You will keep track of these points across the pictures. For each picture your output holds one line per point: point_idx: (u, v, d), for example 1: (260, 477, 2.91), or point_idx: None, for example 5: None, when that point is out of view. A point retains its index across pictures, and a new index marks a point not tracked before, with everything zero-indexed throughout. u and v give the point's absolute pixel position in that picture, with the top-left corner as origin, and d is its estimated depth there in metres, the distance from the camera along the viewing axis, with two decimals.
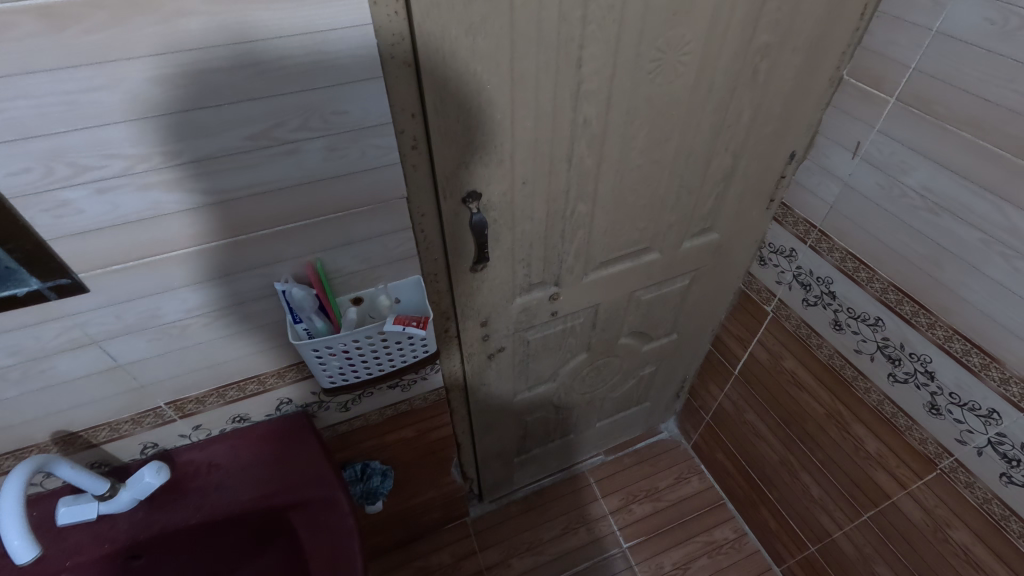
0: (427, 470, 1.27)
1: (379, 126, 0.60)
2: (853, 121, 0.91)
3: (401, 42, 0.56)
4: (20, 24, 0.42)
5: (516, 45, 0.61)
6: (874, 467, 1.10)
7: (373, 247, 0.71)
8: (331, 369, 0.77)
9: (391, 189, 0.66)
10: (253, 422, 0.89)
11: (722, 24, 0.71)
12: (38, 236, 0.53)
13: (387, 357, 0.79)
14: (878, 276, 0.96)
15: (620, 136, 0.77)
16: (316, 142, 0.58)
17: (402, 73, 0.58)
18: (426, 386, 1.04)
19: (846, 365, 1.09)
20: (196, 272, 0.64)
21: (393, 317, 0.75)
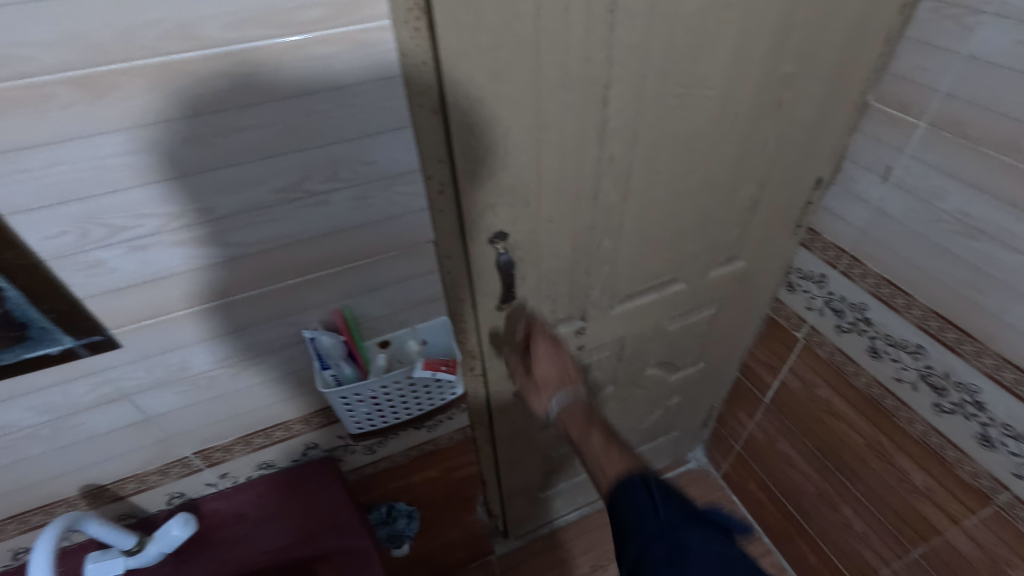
0: (453, 508, 1.24)
1: (407, 174, 0.60)
2: (881, 145, 0.90)
3: (429, 91, 0.56)
4: (61, 94, 0.43)
5: (541, 88, 0.61)
6: (922, 501, 1.05)
7: (399, 291, 0.71)
8: (359, 415, 0.76)
9: (418, 234, 0.66)
10: (279, 467, 0.88)
11: (746, 57, 0.70)
12: (73, 295, 0.53)
13: (414, 401, 0.78)
14: (916, 302, 0.93)
15: (645, 171, 0.76)
16: (345, 193, 0.58)
17: (429, 121, 0.58)
18: (451, 426, 1.02)
19: (887, 395, 1.05)
20: (225, 323, 0.64)
21: (423, 362, 0.74)
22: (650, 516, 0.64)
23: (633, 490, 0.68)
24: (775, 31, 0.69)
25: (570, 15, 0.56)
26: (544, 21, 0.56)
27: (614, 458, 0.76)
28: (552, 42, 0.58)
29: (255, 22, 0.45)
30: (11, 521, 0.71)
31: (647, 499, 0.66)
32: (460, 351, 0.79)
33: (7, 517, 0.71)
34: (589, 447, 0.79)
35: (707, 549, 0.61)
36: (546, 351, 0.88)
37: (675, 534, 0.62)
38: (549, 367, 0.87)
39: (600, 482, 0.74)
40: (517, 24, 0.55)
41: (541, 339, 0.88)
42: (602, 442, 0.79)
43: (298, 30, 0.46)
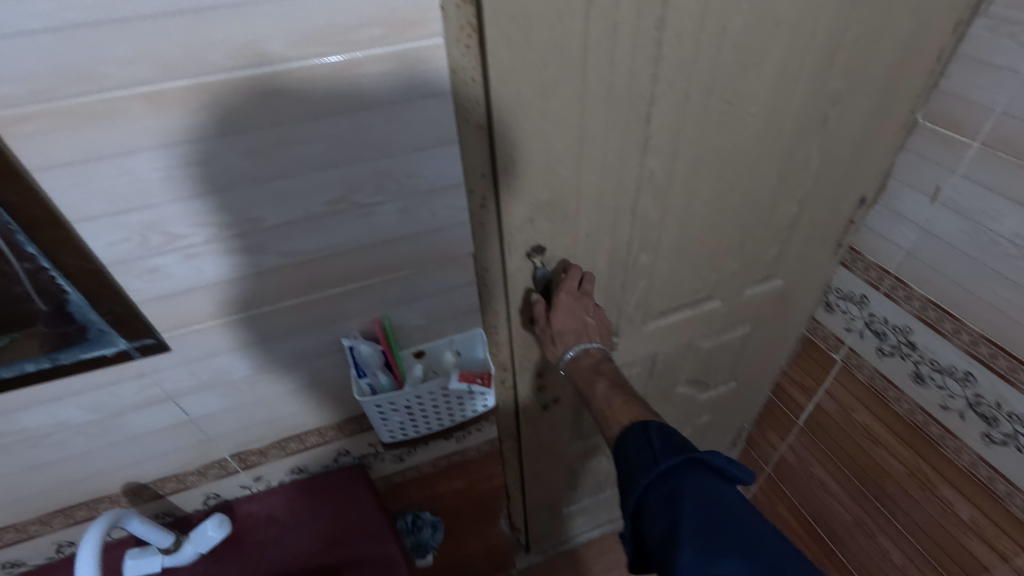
0: (477, 520, 1.23)
1: (451, 188, 0.61)
2: (930, 165, 0.87)
3: (477, 107, 0.57)
4: (133, 108, 0.44)
5: (586, 105, 0.61)
6: (968, 536, 1.00)
7: (437, 302, 0.71)
8: (393, 424, 0.76)
9: (458, 247, 0.67)
10: (311, 472, 0.89)
11: (793, 74, 0.69)
12: (130, 300, 0.55)
13: (447, 412, 0.78)
14: (965, 327, 0.89)
15: (686, 187, 0.76)
16: (391, 205, 0.59)
17: (474, 136, 0.59)
18: (480, 437, 1.01)
19: (931, 422, 1.01)
20: (269, 329, 0.65)
21: (458, 373, 0.74)
22: (648, 465, 0.60)
23: (634, 440, 0.64)
24: (823, 49, 0.68)
25: (618, 33, 0.56)
26: (591, 39, 0.56)
27: (620, 407, 0.71)
28: (599, 60, 0.58)
29: (314, 40, 0.46)
30: (58, 515, 0.74)
31: (645, 449, 0.62)
32: (493, 363, 0.79)
33: (54, 511, 0.73)
34: (592, 397, 0.75)
35: (705, 487, 0.55)
36: (568, 303, 0.77)
37: (669, 478, 0.58)
38: (569, 320, 0.78)
39: (605, 432, 0.71)
40: (565, 42, 0.55)
41: (566, 296, 0.76)
42: (606, 391, 0.74)
43: (354, 48, 0.48)
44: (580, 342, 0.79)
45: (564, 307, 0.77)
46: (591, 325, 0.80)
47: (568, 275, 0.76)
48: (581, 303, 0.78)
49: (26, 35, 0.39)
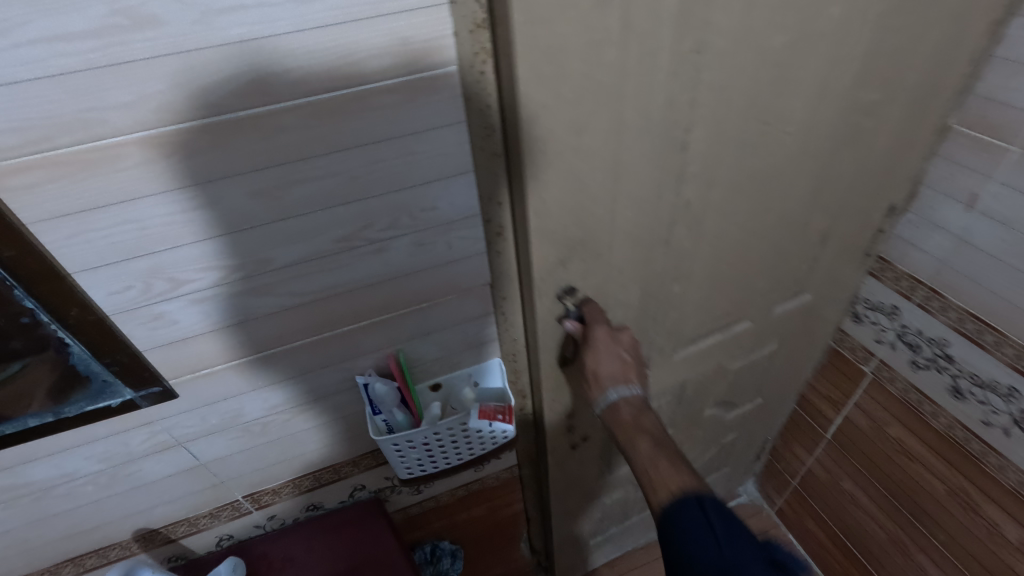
0: (497, 545, 1.20)
1: (466, 219, 0.58)
2: (965, 171, 0.83)
3: (492, 134, 0.53)
4: (131, 154, 0.42)
5: (623, 138, 0.56)
6: (1017, 557, 0.95)
7: (453, 333, 0.69)
8: (410, 460, 0.73)
9: (475, 277, 0.64)
10: (326, 508, 0.87)
11: (831, 89, 0.65)
12: (134, 349, 0.53)
13: (466, 447, 0.75)
14: (1008, 340, 0.85)
15: (721, 212, 0.72)
16: (405, 239, 0.56)
17: (491, 164, 0.56)
18: (499, 464, 0.98)
19: (972, 439, 0.96)
20: (280, 370, 0.62)
21: (476, 409, 0.70)
22: (706, 551, 0.55)
23: (688, 517, 0.59)
24: (860, 59, 0.64)
25: (657, 58, 0.52)
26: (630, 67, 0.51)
27: (667, 469, 0.65)
28: (636, 88, 0.53)
29: (320, 74, 0.43)
30: (67, 564, 0.71)
31: (702, 530, 0.57)
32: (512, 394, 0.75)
33: (64, 560, 0.71)
34: (635, 454, 0.68)
35: None
36: (604, 339, 0.71)
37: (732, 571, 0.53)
38: (607, 361, 0.71)
39: (650, 498, 0.64)
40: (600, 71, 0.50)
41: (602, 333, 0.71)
42: (649, 449, 0.68)
43: (363, 80, 0.45)
44: (620, 383, 0.72)
45: (600, 346, 0.71)
46: (629, 364, 0.73)
47: (589, 309, 0.70)
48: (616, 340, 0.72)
49: (18, 83, 0.37)
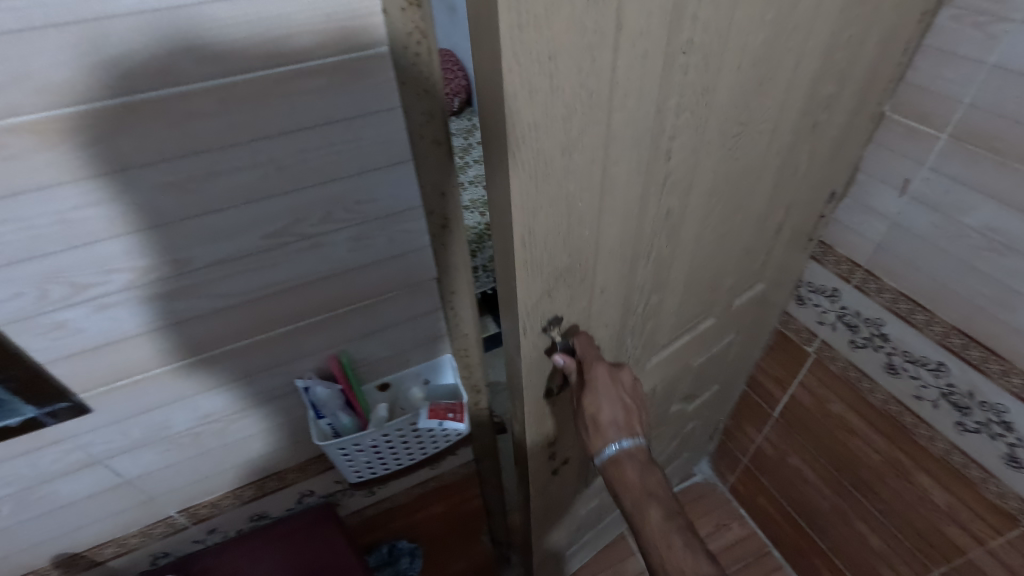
0: (458, 541, 1.19)
1: (408, 211, 0.55)
2: (899, 157, 0.86)
3: (431, 121, 0.50)
4: (10, 143, 0.37)
5: (611, 152, 0.52)
6: (945, 520, 1.02)
7: (400, 331, 0.66)
8: (360, 464, 0.70)
9: (420, 272, 0.61)
10: (273, 516, 0.82)
11: (794, 84, 0.65)
12: (34, 361, 0.47)
13: (418, 447, 0.73)
14: (937, 319, 0.89)
15: (698, 218, 0.71)
16: (343, 233, 0.53)
17: (433, 152, 0.52)
18: (456, 461, 0.96)
19: (905, 412, 1.02)
20: (211, 378, 0.58)
21: (426, 408, 0.68)
22: None
23: None
24: (820, 52, 0.64)
25: (647, 64, 0.48)
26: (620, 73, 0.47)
27: (681, 551, 0.64)
28: (625, 98, 0.49)
29: (233, 53, 0.39)
30: None
31: None
32: (465, 389, 0.73)
33: None
34: (645, 528, 0.67)
35: None
36: (602, 379, 0.69)
37: None
38: (609, 406, 0.69)
39: None
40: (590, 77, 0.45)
41: (602, 372, 0.68)
42: (661, 523, 0.66)
43: (287, 61, 0.41)
44: (622, 432, 0.70)
45: (597, 386, 0.69)
46: (630, 408, 0.71)
47: (581, 341, 0.69)
48: (616, 381, 0.70)
49: None
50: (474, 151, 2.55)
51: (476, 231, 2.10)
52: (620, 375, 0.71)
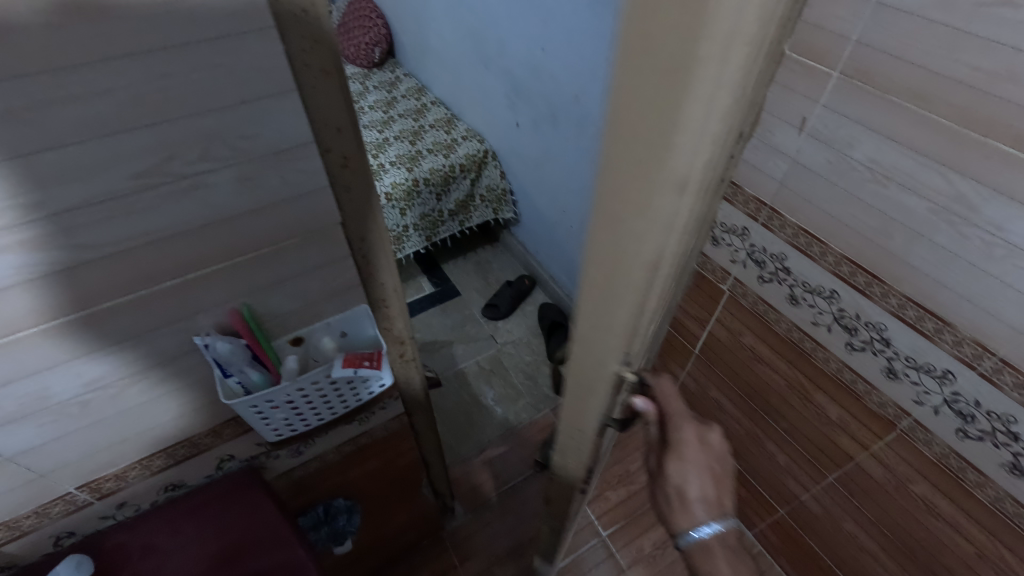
0: (399, 494, 1.21)
1: (299, 148, 0.51)
2: (799, 96, 0.90)
3: (316, 47, 0.46)
4: None
5: (715, 162, 0.40)
6: (836, 431, 1.14)
7: (308, 281, 0.63)
8: (278, 422, 0.69)
9: (322, 216, 0.58)
10: (189, 485, 0.77)
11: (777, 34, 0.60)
12: None
13: (339, 399, 0.72)
14: (830, 250, 0.97)
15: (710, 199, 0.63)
16: (226, 172, 0.48)
17: (320, 83, 0.48)
18: (386, 414, 0.95)
19: (804, 338, 1.11)
20: (92, 339, 0.53)
21: (341, 358, 0.68)
22: None
23: None
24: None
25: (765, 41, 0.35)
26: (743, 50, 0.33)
27: None
28: (744, 89, 0.36)
29: None
30: None
31: None
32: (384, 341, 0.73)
33: None
34: None
35: None
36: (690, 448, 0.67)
37: None
38: (697, 480, 0.68)
39: None
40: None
41: (690, 439, 0.67)
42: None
43: None
44: (711, 508, 0.70)
45: (685, 454, 0.67)
46: (717, 472, 0.70)
47: (665, 389, 0.62)
48: (703, 448, 0.69)
49: None
50: (400, 105, 2.44)
51: (405, 188, 2.05)
52: (706, 434, 0.69)
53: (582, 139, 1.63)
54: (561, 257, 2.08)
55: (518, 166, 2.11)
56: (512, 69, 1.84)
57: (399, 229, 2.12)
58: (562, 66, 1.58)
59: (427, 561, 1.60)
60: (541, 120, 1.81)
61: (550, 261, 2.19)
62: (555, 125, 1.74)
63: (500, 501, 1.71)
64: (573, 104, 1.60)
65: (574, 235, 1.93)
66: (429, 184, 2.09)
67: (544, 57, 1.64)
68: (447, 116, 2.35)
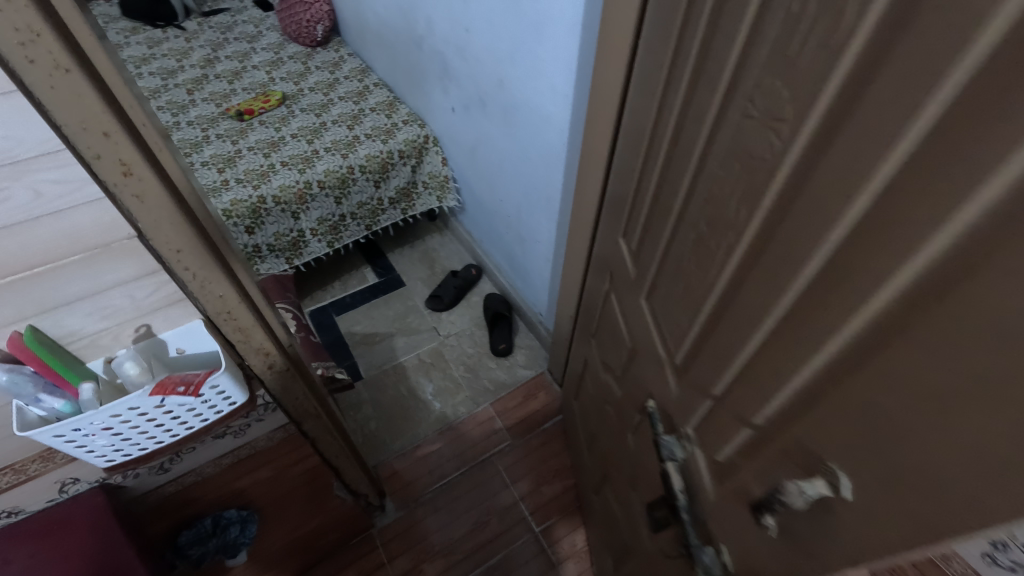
0: (307, 496, 1.17)
1: (50, 156, 0.45)
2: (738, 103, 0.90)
3: (36, 35, 0.39)
4: None
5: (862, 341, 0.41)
6: None
7: (112, 299, 0.57)
8: (99, 445, 0.63)
9: (106, 231, 0.51)
10: (30, 511, 0.73)
11: (708, 58, 0.58)
12: None
13: (153, 427, 0.66)
14: None
15: (714, 251, 0.60)
16: (20, 181, 0.45)
17: (57, 76, 0.41)
18: (265, 426, 0.91)
19: None
20: None
21: (153, 384, 0.61)
22: None
23: None
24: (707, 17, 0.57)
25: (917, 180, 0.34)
26: None
27: None
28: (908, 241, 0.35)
29: None
30: None
31: None
32: (228, 353, 0.68)
33: None
34: None
35: None
36: None
37: None
38: None
39: None
40: None
41: None
42: None
43: None
44: None
45: None
46: None
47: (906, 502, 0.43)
48: None
49: None
50: (342, 87, 2.30)
51: (339, 175, 1.93)
52: None
53: (511, 127, 1.52)
54: (503, 249, 2.02)
55: (456, 152, 1.99)
56: (441, 50, 1.71)
57: (337, 218, 2.02)
58: (484, 49, 1.45)
59: (355, 559, 1.55)
60: (472, 106, 1.69)
61: (493, 251, 2.13)
62: (485, 111, 1.62)
63: (432, 498, 1.67)
64: (498, 90, 1.49)
65: (513, 227, 1.84)
66: (365, 172, 1.98)
67: (468, 38, 1.51)
68: (389, 99, 2.21)
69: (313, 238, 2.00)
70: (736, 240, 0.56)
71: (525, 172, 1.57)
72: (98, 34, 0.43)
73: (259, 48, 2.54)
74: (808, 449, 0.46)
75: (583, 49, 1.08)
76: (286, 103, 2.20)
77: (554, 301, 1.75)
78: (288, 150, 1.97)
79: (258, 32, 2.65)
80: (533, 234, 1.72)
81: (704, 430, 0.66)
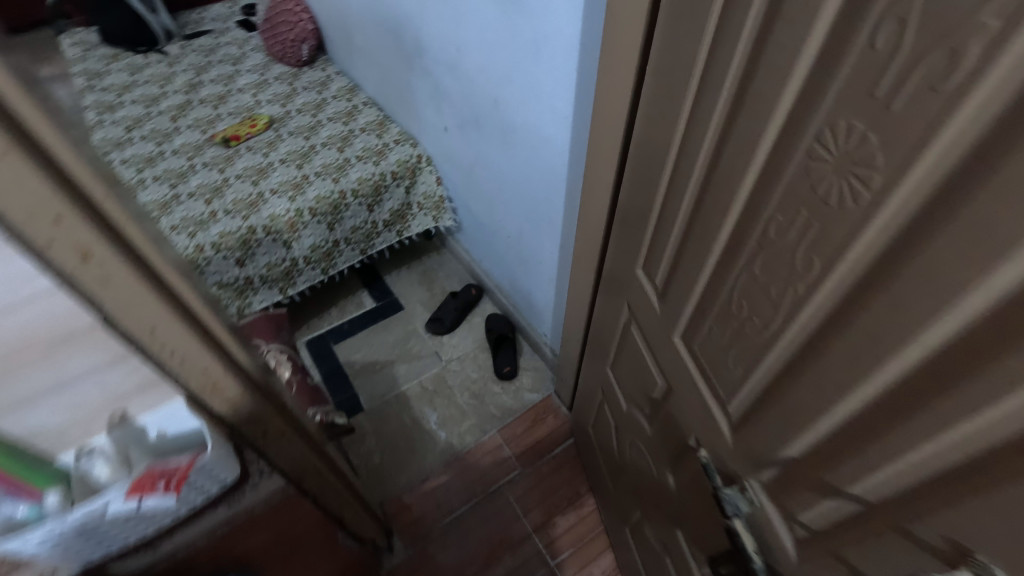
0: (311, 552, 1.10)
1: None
2: None
3: None
4: None
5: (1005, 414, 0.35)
6: None
7: (82, 388, 0.51)
8: (71, 548, 0.55)
9: (68, 321, 0.45)
10: None
11: (736, 91, 0.52)
12: None
13: (135, 523, 0.58)
14: None
15: (768, 297, 0.55)
16: None
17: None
18: None
19: None
20: None
21: (131, 481, 0.54)
22: None
23: None
24: (731, 46, 0.51)
25: None
26: None
27: None
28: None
29: None
30: None
31: None
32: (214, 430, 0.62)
33: None
34: None
35: None
36: None
37: None
38: None
39: None
40: None
41: None
42: None
43: None
44: None
45: None
46: None
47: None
48: None
49: None
50: (331, 107, 2.24)
51: (331, 200, 1.86)
52: None
53: (508, 147, 1.46)
54: (503, 269, 1.96)
55: (451, 171, 1.93)
56: (431, 68, 1.66)
57: (331, 244, 1.95)
58: (477, 68, 1.40)
59: None
60: (466, 125, 1.63)
61: (493, 270, 2.07)
62: (480, 130, 1.57)
63: (442, 534, 1.60)
64: (493, 110, 1.43)
65: (513, 247, 1.78)
66: (357, 195, 1.92)
67: (459, 57, 1.46)
68: (379, 118, 2.15)
69: (307, 266, 1.94)
70: (794, 291, 0.50)
71: (524, 193, 1.51)
72: (46, 105, 0.37)
73: (244, 70, 2.48)
74: (953, 538, 0.40)
75: (584, 68, 1.02)
76: (273, 127, 2.14)
77: (559, 323, 1.69)
78: (277, 176, 1.91)
79: (242, 53, 2.59)
80: (534, 255, 1.66)
81: (776, 487, 0.60)
